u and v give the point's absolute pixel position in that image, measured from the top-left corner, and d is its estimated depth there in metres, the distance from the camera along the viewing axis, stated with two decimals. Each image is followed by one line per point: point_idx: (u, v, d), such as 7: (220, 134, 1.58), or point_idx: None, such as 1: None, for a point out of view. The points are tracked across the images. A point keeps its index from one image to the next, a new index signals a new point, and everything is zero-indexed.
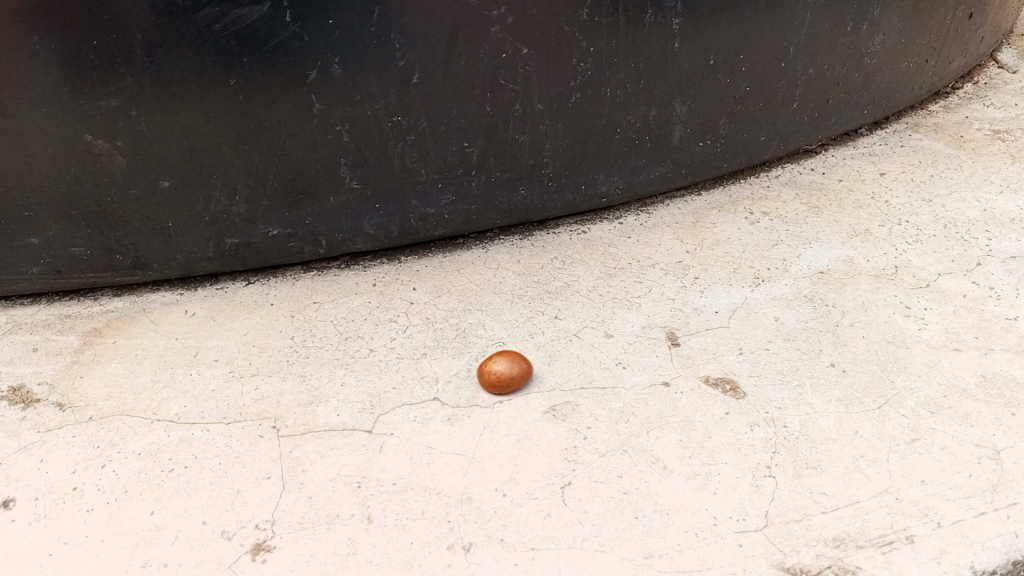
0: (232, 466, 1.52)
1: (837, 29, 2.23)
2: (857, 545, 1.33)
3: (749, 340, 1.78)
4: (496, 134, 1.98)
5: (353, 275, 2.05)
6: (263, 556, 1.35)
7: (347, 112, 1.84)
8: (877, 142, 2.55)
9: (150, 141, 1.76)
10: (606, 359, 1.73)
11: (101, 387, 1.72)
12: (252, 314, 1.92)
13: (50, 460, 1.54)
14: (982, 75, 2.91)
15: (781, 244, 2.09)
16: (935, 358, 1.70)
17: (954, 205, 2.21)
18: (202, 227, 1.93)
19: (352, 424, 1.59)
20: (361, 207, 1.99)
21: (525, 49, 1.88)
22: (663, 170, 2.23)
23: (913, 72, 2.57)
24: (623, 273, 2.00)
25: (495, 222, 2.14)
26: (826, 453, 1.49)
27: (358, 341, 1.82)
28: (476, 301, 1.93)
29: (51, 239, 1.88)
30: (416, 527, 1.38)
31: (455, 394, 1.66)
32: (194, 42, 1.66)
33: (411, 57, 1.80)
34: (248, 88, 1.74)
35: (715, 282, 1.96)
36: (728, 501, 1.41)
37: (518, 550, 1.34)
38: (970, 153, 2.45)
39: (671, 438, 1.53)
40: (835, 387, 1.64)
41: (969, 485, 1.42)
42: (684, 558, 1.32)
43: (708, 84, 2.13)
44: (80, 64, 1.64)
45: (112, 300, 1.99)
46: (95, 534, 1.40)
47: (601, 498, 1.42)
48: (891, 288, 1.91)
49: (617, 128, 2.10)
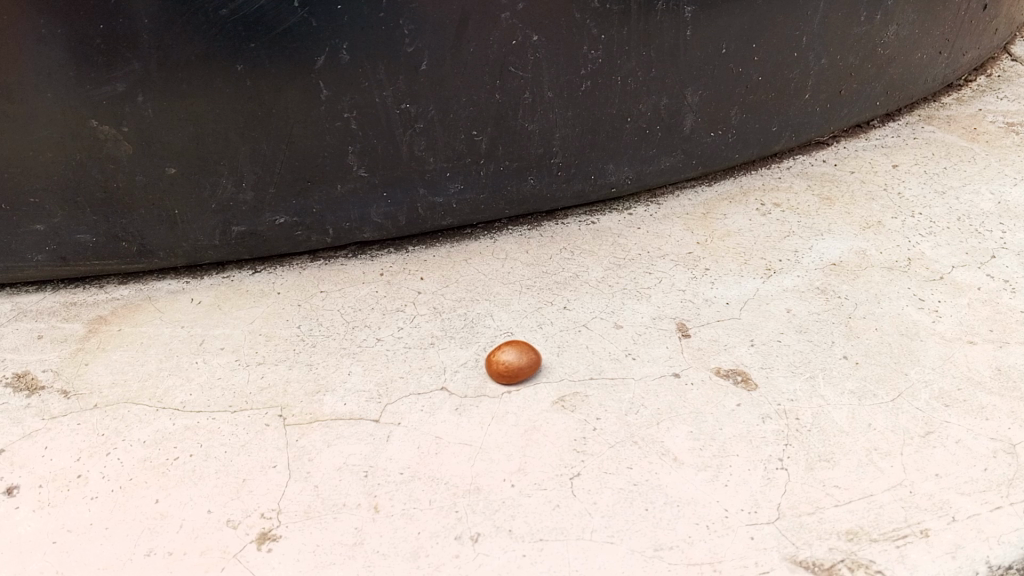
0: (237, 454, 1.50)
1: (850, 19, 2.20)
2: (870, 538, 1.31)
3: (760, 331, 1.75)
4: (505, 123, 1.96)
5: (360, 264, 2.03)
6: (268, 545, 1.33)
7: (356, 98, 1.82)
8: (889, 133, 2.52)
9: (156, 127, 1.75)
10: (614, 350, 1.71)
11: (106, 375, 1.70)
12: (258, 302, 1.91)
13: (55, 447, 1.53)
14: (995, 68, 2.88)
15: (792, 235, 2.07)
16: (949, 350, 1.68)
17: (968, 197, 2.19)
18: (208, 215, 1.91)
19: (359, 413, 1.58)
20: (369, 196, 1.97)
21: (536, 36, 1.86)
22: (673, 160, 2.21)
23: (927, 63, 2.53)
24: (632, 264, 1.98)
25: (504, 212, 2.12)
26: (839, 445, 1.47)
27: (365, 330, 1.80)
28: (485, 291, 1.91)
29: (57, 226, 1.86)
30: (424, 517, 1.37)
31: (463, 384, 1.64)
32: (202, 26, 1.65)
33: (420, 43, 1.78)
34: (255, 74, 1.73)
35: (726, 273, 1.94)
36: (740, 493, 1.39)
37: (526, 541, 1.32)
38: (984, 146, 2.42)
39: (682, 429, 1.51)
40: (848, 380, 1.62)
41: (985, 479, 1.40)
42: (694, 551, 1.30)
43: (721, 73, 2.10)
44: (86, 48, 1.63)
45: (118, 287, 1.98)
46: (99, 522, 1.39)
47: (610, 489, 1.40)
48: (904, 280, 1.89)
49: (628, 117, 2.08)
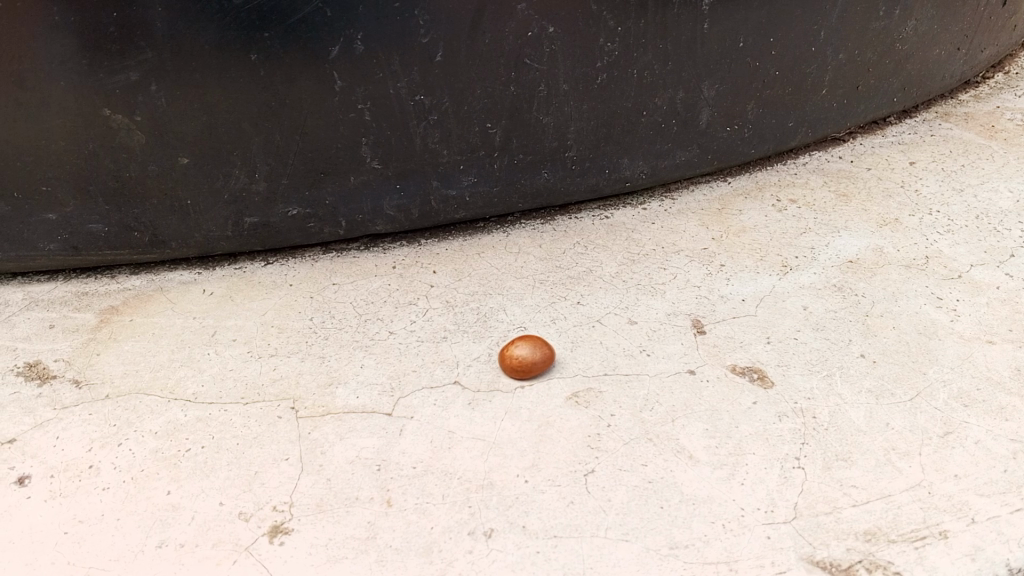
0: (250, 446, 1.49)
1: (869, 14, 2.17)
2: (888, 539, 1.29)
3: (776, 329, 1.73)
4: (520, 115, 1.95)
5: (373, 257, 2.02)
6: (280, 538, 1.32)
7: (370, 89, 1.80)
8: (906, 130, 2.49)
9: (170, 117, 1.74)
10: (629, 346, 1.70)
11: (118, 365, 1.70)
12: (270, 294, 1.90)
13: (66, 438, 1.53)
14: (1013, 65, 2.85)
15: (808, 232, 2.05)
16: (968, 350, 1.66)
17: (986, 195, 2.16)
18: (221, 206, 1.90)
19: (371, 407, 1.57)
20: (382, 188, 1.96)
21: (552, 28, 1.84)
22: (689, 155, 2.19)
23: (945, 59, 2.51)
24: (647, 260, 1.97)
25: (517, 205, 2.10)
26: (857, 444, 1.45)
27: (377, 323, 1.79)
28: (498, 286, 1.90)
29: (69, 215, 1.86)
30: (437, 512, 1.35)
31: (476, 378, 1.63)
32: (217, 15, 1.63)
33: (436, 33, 1.77)
34: (269, 64, 1.71)
35: (742, 270, 1.92)
36: (756, 491, 1.37)
37: (540, 538, 1.31)
38: (1002, 143, 2.39)
39: (697, 427, 1.50)
40: (865, 378, 1.60)
41: (1005, 480, 1.38)
42: (710, 550, 1.28)
43: (737, 67, 2.08)
44: (100, 36, 1.61)
45: (129, 278, 1.98)
46: (112, 512, 1.38)
47: (625, 487, 1.39)
48: (921, 278, 1.87)
49: (643, 111, 2.06)
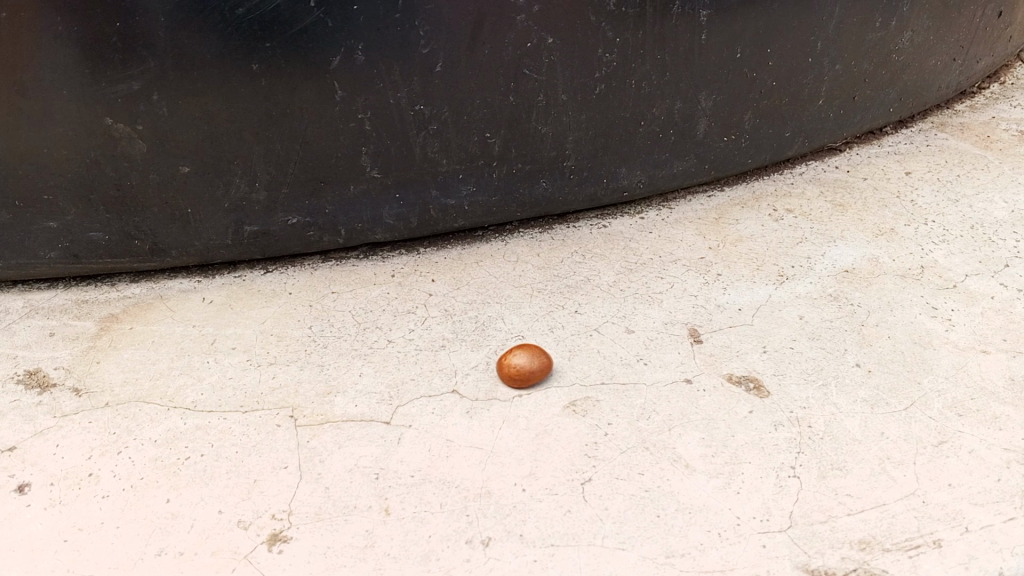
0: (249, 454, 1.50)
1: (865, 25, 2.19)
2: (883, 548, 1.30)
3: (772, 338, 1.75)
4: (519, 124, 1.96)
5: (372, 266, 2.03)
6: (279, 546, 1.33)
7: (370, 99, 1.82)
8: (902, 140, 2.51)
9: (171, 126, 1.75)
10: (626, 355, 1.71)
11: (118, 373, 1.71)
12: (269, 302, 1.91)
13: (66, 446, 1.53)
14: (1009, 76, 2.87)
15: (805, 242, 2.06)
16: (963, 359, 1.67)
17: (981, 205, 2.18)
18: (221, 214, 1.91)
19: (370, 415, 1.58)
20: (381, 197, 1.97)
21: (551, 39, 1.85)
22: (686, 164, 2.20)
23: (940, 70, 2.53)
24: (644, 269, 1.98)
25: (515, 214, 2.12)
26: (852, 454, 1.46)
27: (376, 331, 1.80)
28: (496, 294, 1.91)
29: (70, 224, 1.87)
30: (435, 520, 1.36)
31: (474, 386, 1.64)
32: (218, 25, 1.65)
33: (435, 44, 1.78)
34: (271, 74, 1.73)
35: (738, 279, 1.93)
36: (751, 500, 1.38)
37: (537, 546, 1.32)
38: (997, 154, 2.41)
39: (694, 436, 1.51)
40: (861, 388, 1.61)
41: (998, 489, 1.39)
42: (706, 559, 1.29)
43: (735, 78, 2.10)
44: (102, 46, 1.63)
45: (129, 286, 1.99)
46: (112, 520, 1.39)
47: (622, 496, 1.40)
48: (916, 288, 1.88)
49: (641, 121, 2.07)
